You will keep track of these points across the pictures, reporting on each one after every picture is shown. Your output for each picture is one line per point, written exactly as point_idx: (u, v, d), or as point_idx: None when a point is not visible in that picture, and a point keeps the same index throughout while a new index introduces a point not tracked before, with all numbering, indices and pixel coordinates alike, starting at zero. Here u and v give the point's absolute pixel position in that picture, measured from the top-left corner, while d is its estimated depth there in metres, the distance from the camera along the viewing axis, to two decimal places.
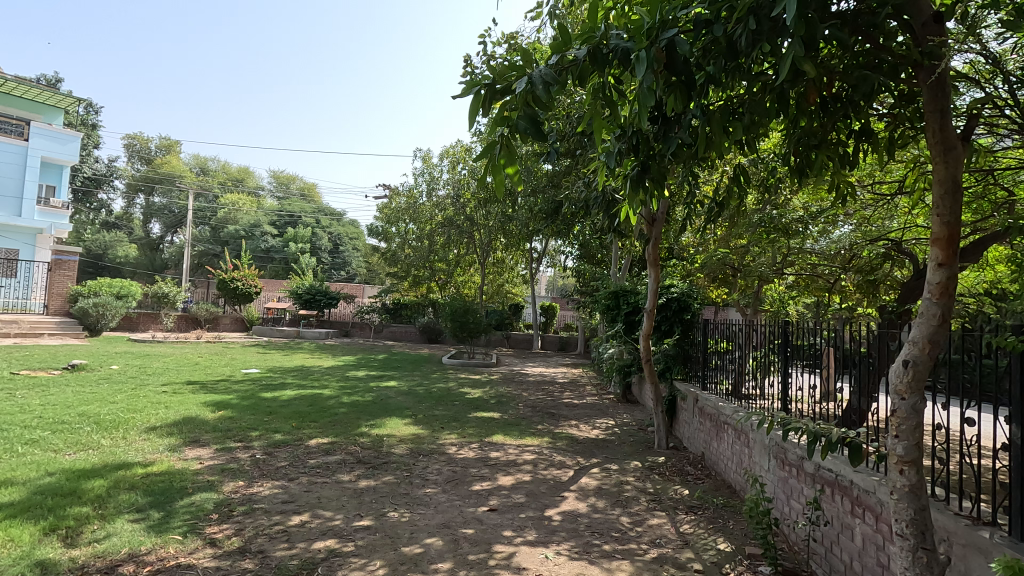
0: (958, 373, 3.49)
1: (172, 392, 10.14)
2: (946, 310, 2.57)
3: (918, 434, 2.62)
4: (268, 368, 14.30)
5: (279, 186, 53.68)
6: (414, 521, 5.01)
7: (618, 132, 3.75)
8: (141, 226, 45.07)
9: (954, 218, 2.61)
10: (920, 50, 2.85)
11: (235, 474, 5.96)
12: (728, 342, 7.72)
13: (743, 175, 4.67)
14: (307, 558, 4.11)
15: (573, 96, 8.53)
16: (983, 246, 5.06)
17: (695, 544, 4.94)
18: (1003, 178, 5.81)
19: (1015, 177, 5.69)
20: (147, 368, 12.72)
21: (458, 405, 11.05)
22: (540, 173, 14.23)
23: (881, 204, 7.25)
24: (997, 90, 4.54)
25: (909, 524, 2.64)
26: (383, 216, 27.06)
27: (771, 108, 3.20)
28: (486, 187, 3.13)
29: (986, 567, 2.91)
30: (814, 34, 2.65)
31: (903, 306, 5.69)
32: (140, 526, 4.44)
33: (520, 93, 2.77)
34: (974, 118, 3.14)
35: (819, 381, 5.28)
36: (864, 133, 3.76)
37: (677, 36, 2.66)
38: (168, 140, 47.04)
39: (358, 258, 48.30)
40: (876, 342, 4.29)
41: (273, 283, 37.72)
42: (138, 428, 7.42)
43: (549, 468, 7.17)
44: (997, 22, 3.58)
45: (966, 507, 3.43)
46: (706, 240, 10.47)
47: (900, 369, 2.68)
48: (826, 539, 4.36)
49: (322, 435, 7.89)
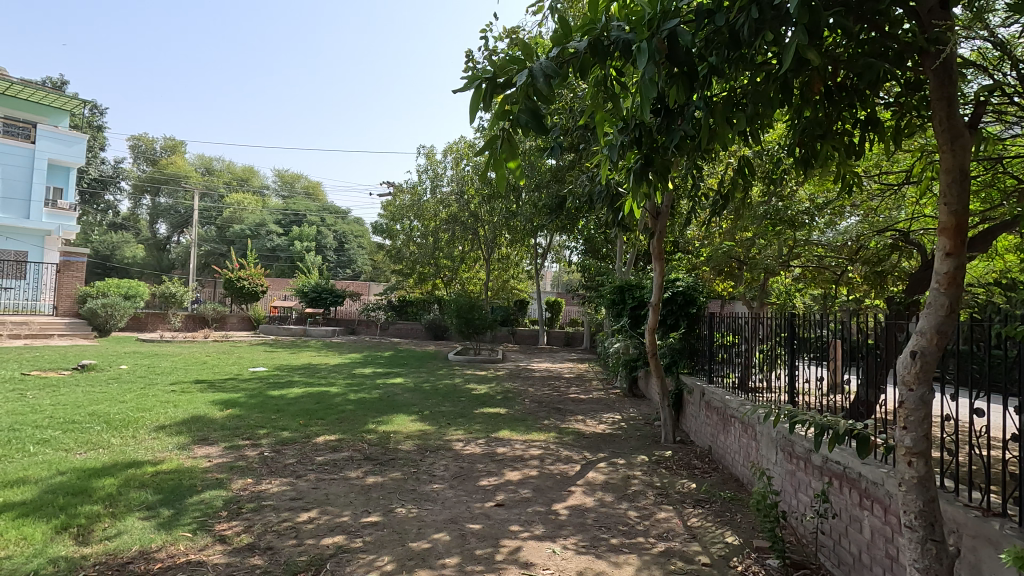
0: (967, 364, 3.45)
1: (180, 390, 10.24)
2: (954, 300, 2.56)
3: (926, 425, 2.61)
4: (275, 366, 14.39)
5: (284, 185, 53.85)
6: (421, 517, 5.03)
7: (621, 125, 3.73)
8: (148, 227, 45.37)
9: (962, 207, 2.58)
10: (926, 37, 2.82)
11: (244, 471, 6.01)
12: (734, 335, 7.70)
13: (748, 168, 4.64)
14: (316, 554, 4.14)
15: (574, 91, 8.51)
16: (992, 235, 5.00)
17: (703, 538, 4.94)
18: (1013, 166, 5.74)
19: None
20: (156, 368, 12.83)
21: (464, 401, 11.08)
22: (544, 168, 14.21)
23: (888, 194, 7.18)
24: (1005, 77, 4.49)
25: (918, 516, 2.63)
26: (388, 213, 27.11)
27: (775, 99, 3.16)
28: (488, 182, 3.11)
29: (996, 558, 2.90)
30: (819, 22, 2.62)
31: (912, 297, 5.64)
32: (150, 523, 4.48)
33: (521, 86, 2.76)
34: (982, 104, 3.10)
35: (827, 373, 5.24)
36: (869, 123, 3.72)
37: (678, 27, 2.64)
38: (173, 141, 47.30)
39: (363, 256, 48.40)
40: (884, 333, 4.26)
41: (279, 282, 37.85)
42: (147, 426, 7.49)
43: (556, 463, 7.18)
44: (1004, 8, 3.53)
45: (976, 499, 3.40)
46: (712, 234, 10.43)
47: (908, 361, 2.66)
48: (835, 531, 4.34)
49: (330, 433, 7.93)
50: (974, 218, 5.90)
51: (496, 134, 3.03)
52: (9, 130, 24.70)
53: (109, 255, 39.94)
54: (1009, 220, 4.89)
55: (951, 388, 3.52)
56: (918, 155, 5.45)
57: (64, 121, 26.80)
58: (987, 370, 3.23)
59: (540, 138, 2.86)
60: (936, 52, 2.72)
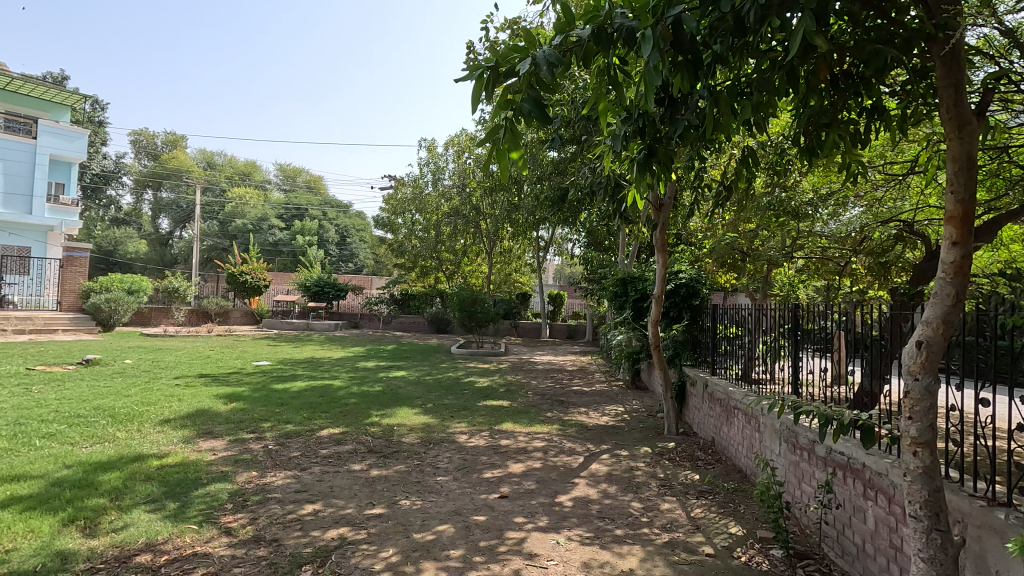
0: (973, 355, 3.45)
1: (185, 385, 10.28)
2: (960, 290, 2.54)
3: (931, 415, 2.59)
4: (279, 360, 14.46)
5: (286, 180, 53.87)
6: (425, 509, 5.05)
7: (624, 115, 3.69)
8: (151, 222, 45.44)
9: (969, 196, 2.56)
10: (933, 23, 2.78)
11: (248, 464, 6.03)
12: (737, 327, 7.68)
13: (753, 158, 4.59)
14: (321, 546, 4.16)
15: (576, 81, 8.47)
16: (998, 225, 4.97)
17: (707, 528, 4.96)
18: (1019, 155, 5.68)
19: None
20: (160, 362, 12.86)
21: (467, 394, 11.12)
22: (545, 161, 14.17)
23: (891, 185, 7.15)
24: (1012, 65, 4.42)
25: (922, 506, 2.62)
26: (389, 207, 27.15)
27: (780, 87, 3.13)
28: (490, 174, 3.08)
29: (1001, 548, 2.90)
30: (825, 8, 2.58)
31: (916, 288, 5.62)
32: (156, 516, 4.50)
33: (524, 74, 2.72)
34: (989, 91, 3.07)
35: (830, 364, 5.26)
36: (876, 111, 3.67)
37: (683, 14, 2.62)
38: (174, 136, 47.27)
39: (365, 250, 48.52)
40: (888, 325, 4.25)
41: (281, 276, 37.87)
42: (153, 421, 7.52)
43: (559, 455, 7.20)
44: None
45: (980, 489, 3.40)
46: (714, 226, 10.40)
47: (914, 351, 2.65)
48: (838, 522, 4.35)
49: (333, 426, 7.96)
50: (978, 208, 5.87)
51: (499, 124, 2.99)
52: (10, 125, 24.68)
53: (112, 250, 40.02)
54: (1015, 210, 4.85)
55: (956, 379, 3.51)
56: (920, 146, 5.43)
57: (65, 117, 26.84)
58: (993, 359, 3.21)
59: (543, 128, 2.83)
60: (944, 37, 2.69)
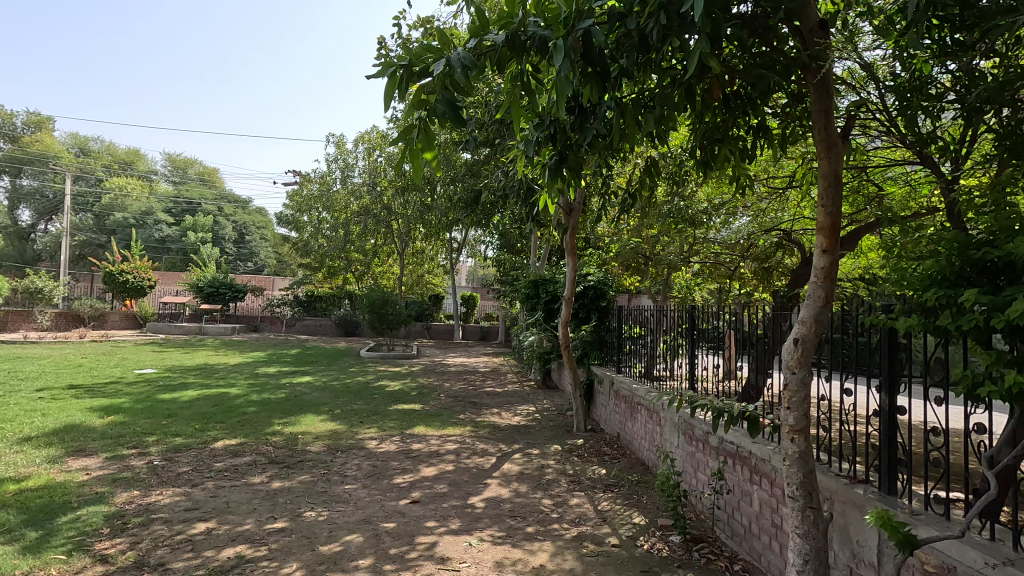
0: (838, 350, 3.89)
1: (50, 397, 9.12)
2: (829, 292, 2.85)
3: (806, 405, 2.89)
4: (166, 367, 13.23)
5: (175, 171, 49.48)
6: (332, 519, 4.85)
7: (537, 121, 3.78)
8: (7, 213, 39.85)
9: (836, 209, 2.89)
10: (808, 53, 3.11)
11: (129, 483, 5.46)
12: (640, 327, 8.11)
13: (656, 168, 4.87)
14: (215, 567, 3.86)
15: (490, 85, 8.53)
16: (859, 235, 5.65)
17: (612, 520, 5.19)
18: (875, 174, 6.48)
19: (884, 174, 6.38)
20: (19, 373, 11.31)
21: (377, 398, 10.82)
22: (459, 162, 14.12)
23: (774, 197, 7.88)
24: (870, 96, 5.04)
25: (798, 487, 2.92)
26: (294, 204, 25.77)
27: (680, 103, 3.35)
28: (403, 173, 3.03)
29: (860, 520, 3.30)
30: (719, 33, 2.80)
31: (794, 291, 6.23)
32: (12, 548, 3.95)
33: (438, 75, 2.70)
34: (852, 118, 3.48)
35: (722, 360, 5.70)
36: (760, 130, 4.04)
37: (592, 27, 2.74)
38: (37, 116, 41.80)
39: (267, 248, 45.76)
40: (771, 324, 4.68)
41: (169, 276, 34.71)
42: (9, 439, 6.60)
43: (472, 456, 7.21)
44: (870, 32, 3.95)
45: (844, 468, 3.84)
46: (620, 230, 10.91)
47: (792, 347, 2.94)
48: (728, 506, 4.73)
49: (230, 437, 7.42)
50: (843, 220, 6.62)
51: (413, 123, 2.94)
52: None
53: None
54: (872, 223, 5.53)
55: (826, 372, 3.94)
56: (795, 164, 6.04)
57: None
58: (855, 354, 3.64)
59: (458, 130, 2.83)
60: (816, 67, 3.02)
